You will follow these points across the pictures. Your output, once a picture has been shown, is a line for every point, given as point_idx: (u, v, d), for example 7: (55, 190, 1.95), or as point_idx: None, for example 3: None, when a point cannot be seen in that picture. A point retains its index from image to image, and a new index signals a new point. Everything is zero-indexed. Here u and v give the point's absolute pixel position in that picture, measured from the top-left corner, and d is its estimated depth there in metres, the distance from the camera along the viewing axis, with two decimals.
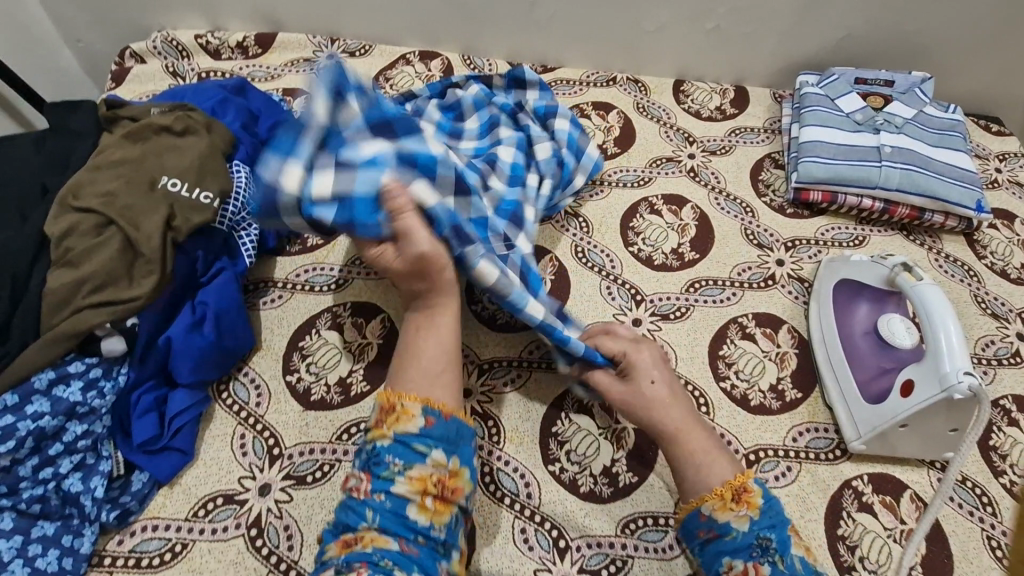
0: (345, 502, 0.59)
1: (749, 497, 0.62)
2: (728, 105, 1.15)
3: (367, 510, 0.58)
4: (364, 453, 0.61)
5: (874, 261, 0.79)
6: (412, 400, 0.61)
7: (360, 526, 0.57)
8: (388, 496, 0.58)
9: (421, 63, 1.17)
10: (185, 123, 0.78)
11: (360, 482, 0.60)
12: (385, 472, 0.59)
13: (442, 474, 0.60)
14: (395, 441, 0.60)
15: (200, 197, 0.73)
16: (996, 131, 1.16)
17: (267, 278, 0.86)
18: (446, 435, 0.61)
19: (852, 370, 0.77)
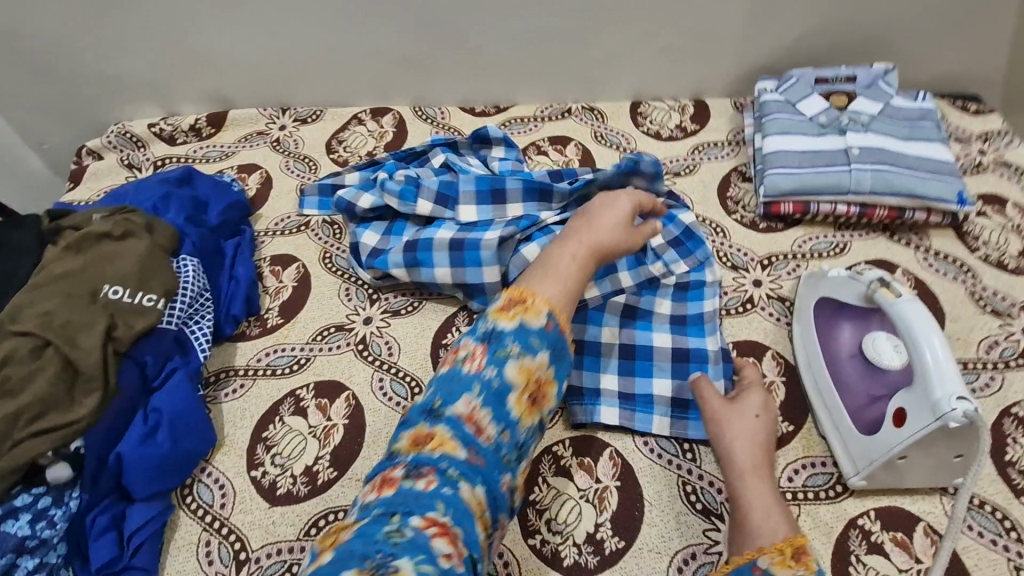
0: (450, 375, 0.62)
1: (810, 560, 0.56)
2: (688, 122, 1.12)
3: (473, 385, 0.60)
4: (480, 329, 0.64)
5: (851, 276, 0.74)
6: (542, 299, 0.65)
7: (462, 401, 0.60)
8: (498, 377, 0.61)
9: (373, 121, 1.15)
10: (124, 228, 0.78)
11: (475, 353, 0.62)
12: (501, 351, 0.61)
13: (543, 376, 0.63)
14: (520, 328, 0.62)
15: (143, 300, 0.73)
16: (975, 110, 1.11)
17: (228, 366, 0.84)
18: (557, 345, 0.64)
19: (841, 397, 0.72)
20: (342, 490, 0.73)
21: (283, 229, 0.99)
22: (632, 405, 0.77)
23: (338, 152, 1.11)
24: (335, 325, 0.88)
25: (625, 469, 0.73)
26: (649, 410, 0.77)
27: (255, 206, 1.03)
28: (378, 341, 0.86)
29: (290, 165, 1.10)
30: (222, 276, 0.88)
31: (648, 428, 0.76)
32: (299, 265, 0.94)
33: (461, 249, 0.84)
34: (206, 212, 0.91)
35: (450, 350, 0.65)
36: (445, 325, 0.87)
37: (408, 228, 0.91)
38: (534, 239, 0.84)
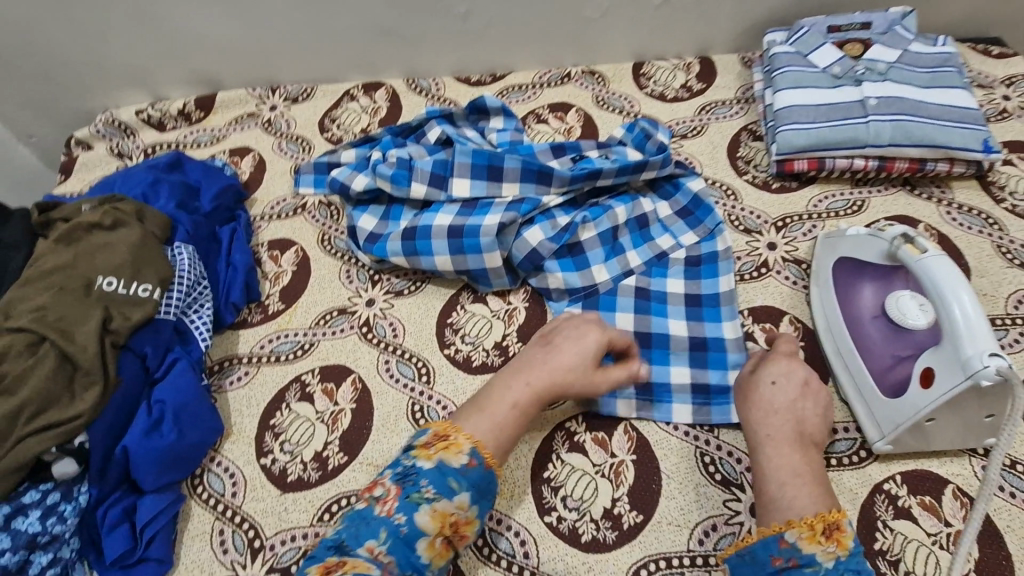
0: (359, 514, 0.56)
1: (843, 536, 0.55)
2: (694, 81, 1.07)
3: (380, 530, 0.55)
4: (400, 465, 0.59)
5: (873, 234, 0.71)
6: (464, 435, 0.61)
7: (365, 545, 0.54)
8: (408, 522, 0.55)
9: (366, 96, 1.12)
10: (115, 216, 0.75)
11: (389, 494, 0.57)
12: (414, 494, 0.56)
13: (461, 518, 0.57)
14: (437, 468, 0.58)
15: (138, 290, 0.71)
16: (997, 54, 1.05)
17: (231, 354, 0.82)
18: (480, 484, 0.59)
19: (862, 359, 0.70)
20: (353, 475, 0.72)
21: (280, 212, 0.96)
22: (651, 395, 0.74)
23: (331, 131, 1.08)
24: (338, 308, 0.86)
25: (641, 442, 0.72)
26: (669, 400, 0.74)
27: (249, 191, 1.00)
28: (382, 323, 0.84)
29: (282, 146, 1.07)
30: (220, 263, 0.86)
31: (669, 418, 0.73)
32: (297, 249, 0.92)
33: (459, 235, 0.81)
34: (198, 198, 0.89)
35: (367, 484, 0.60)
36: (449, 304, 0.84)
37: (406, 212, 0.87)
38: (536, 223, 0.82)
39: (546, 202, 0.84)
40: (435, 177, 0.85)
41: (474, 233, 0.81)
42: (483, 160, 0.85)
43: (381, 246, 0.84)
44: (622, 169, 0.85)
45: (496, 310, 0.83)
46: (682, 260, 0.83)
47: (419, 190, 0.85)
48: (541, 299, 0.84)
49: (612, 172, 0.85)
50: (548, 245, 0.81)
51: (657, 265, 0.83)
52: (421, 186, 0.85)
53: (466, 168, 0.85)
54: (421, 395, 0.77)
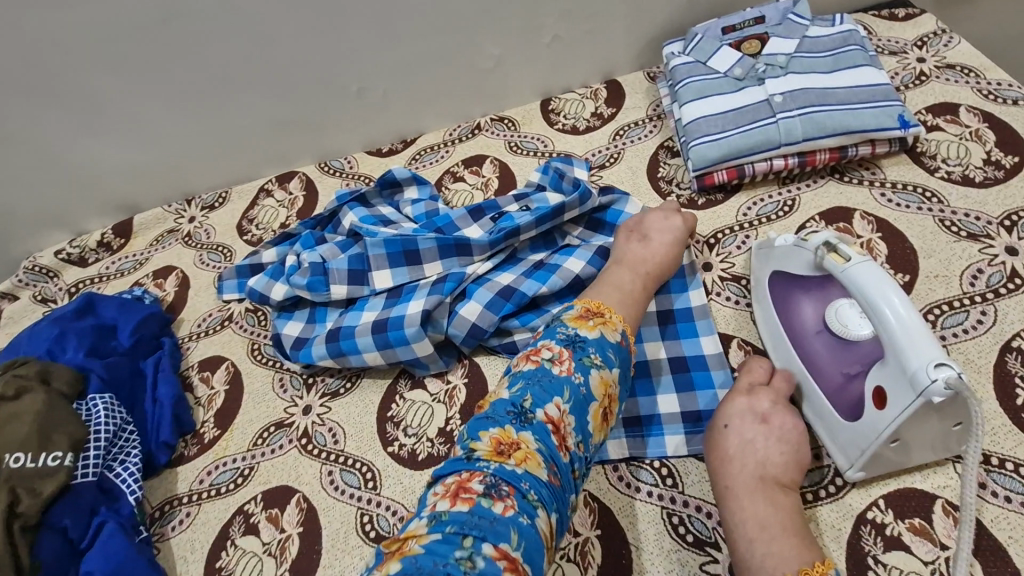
0: (537, 372, 0.57)
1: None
2: (603, 107, 1.06)
3: (564, 389, 0.55)
4: (561, 333, 0.60)
5: (797, 245, 0.67)
6: (617, 316, 0.64)
7: (552, 404, 0.55)
8: (585, 384, 0.56)
9: (281, 189, 1.10)
10: (17, 384, 0.72)
11: (561, 357, 0.58)
12: (586, 357, 0.58)
13: (615, 394, 0.59)
14: (601, 338, 0.60)
15: (48, 460, 0.67)
16: (903, 17, 1.02)
17: (171, 496, 0.78)
18: (626, 363, 0.62)
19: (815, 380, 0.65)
20: None
21: (207, 329, 0.94)
22: (642, 431, 0.71)
23: (251, 232, 1.05)
24: (275, 422, 0.82)
25: (604, 512, 0.66)
26: (661, 431, 0.70)
27: (175, 312, 0.98)
28: (321, 431, 0.80)
29: (205, 258, 1.04)
30: (145, 401, 0.82)
31: (664, 453, 0.69)
32: (229, 364, 0.89)
33: (384, 329, 0.75)
34: (116, 336, 0.85)
35: (528, 351, 0.60)
36: (387, 396, 0.80)
37: (331, 312, 0.82)
38: (469, 295, 0.78)
39: (473, 272, 0.80)
40: (353, 272, 0.81)
41: (401, 324, 0.75)
42: (398, 248, 0.80)
43: (307, 353, 0.79)
44: (539, 220, 0.82)
45: (436, 393, 0.79)
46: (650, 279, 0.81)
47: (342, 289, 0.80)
48: (480, 369, 0.80)
49: (535, 226, 0.82)
50: (488, 315, 0.77)
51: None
52: (343, 284, 0.80)
53: (384, 257, 0.80)
54: (370, 503, 0.73)
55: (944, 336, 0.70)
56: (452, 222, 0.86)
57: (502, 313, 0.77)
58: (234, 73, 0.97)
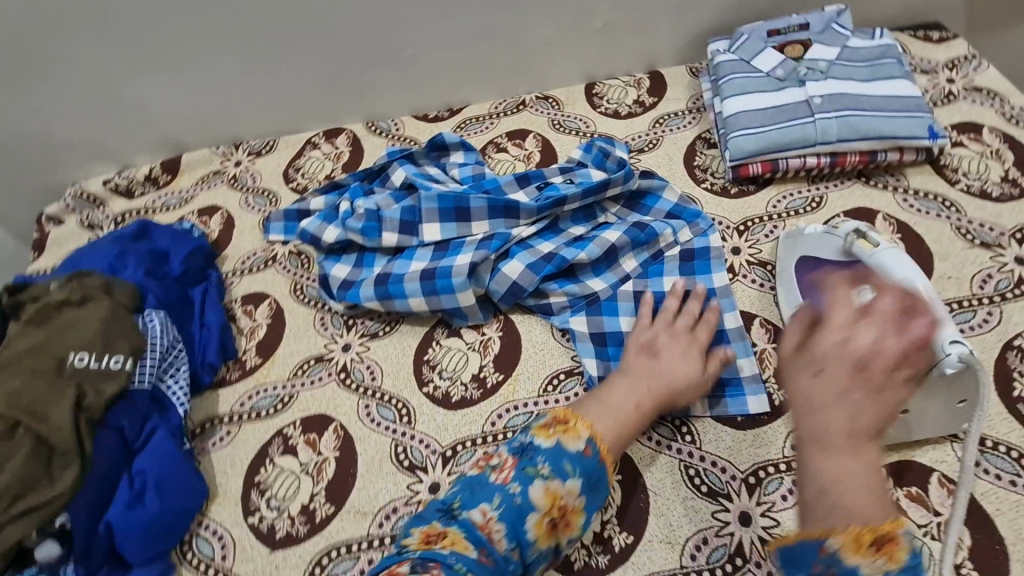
0: (477, 479, 0.65)
1: (896, 549, 0.47)
2: (645, 96, 1.11)
3: (496, 496, 0.63)
4: (516, 441, 0.67)
5: (827, 232, 0.72)
6: (584, 423, 0.67)
7: (480, 508, 0.63)
8: (523, 493, 0.62)
9: (328, 144, 1.14)
10: (82, 291, 0.76)
11: (505, 464, 0.65)
12: (530, 468, 0.64)
13: (570, 503, 0.63)
14: (556, 448, 0.65)
15: (110, 363, 0.71)
16: (937, 39, 1.08)
17: (212, 415, 0.82)
18: (591, 473, 0.65)
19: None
20: (341, 525, 0.71)
21: (250, 266, 0.97)
22: None
23: (296, 180, 1.09)
24: (315, 357, 0.86)
25: (626, 460, 0.72)
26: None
27: (219, 248, 1.01)
28: (359, 368, 0.84)
29: (249, 201, 1.08)
30: (194, 325, 0.86)
31: (686, 413, 0.74)
32: (271, 301, 0.93)
33: (433, 277, 0.80)
34: (167, 263, 0.89)
35: (484, 455, 0.69)
36: (424, 341, 0.85)
37: (379, 259, 0.86)
38: (513, 255, 0.82)
39: (518, 235, 0.84)
40: (405, 224, 0.84)
41: (451, 275, 0.79)
42: (450, 204, 0.84)
43: (355, 293, 0.83)
44: (586, 192, 0.86)
45: (471, 342, 0.84)
46: (677, 257, 0.86)
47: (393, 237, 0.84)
48: (515, 326, 0.84)
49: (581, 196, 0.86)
50: (529, 275, 0.81)
51: (653, 264, 0.86)
52: (394, 232, 0.84)
53: (436, 212, 0.84)
54: (404, 436, 0.77)
55: None
56: (500, 186, 0.90)
57: (542, 275, 0.81)
58: (298, 26, 1.01)
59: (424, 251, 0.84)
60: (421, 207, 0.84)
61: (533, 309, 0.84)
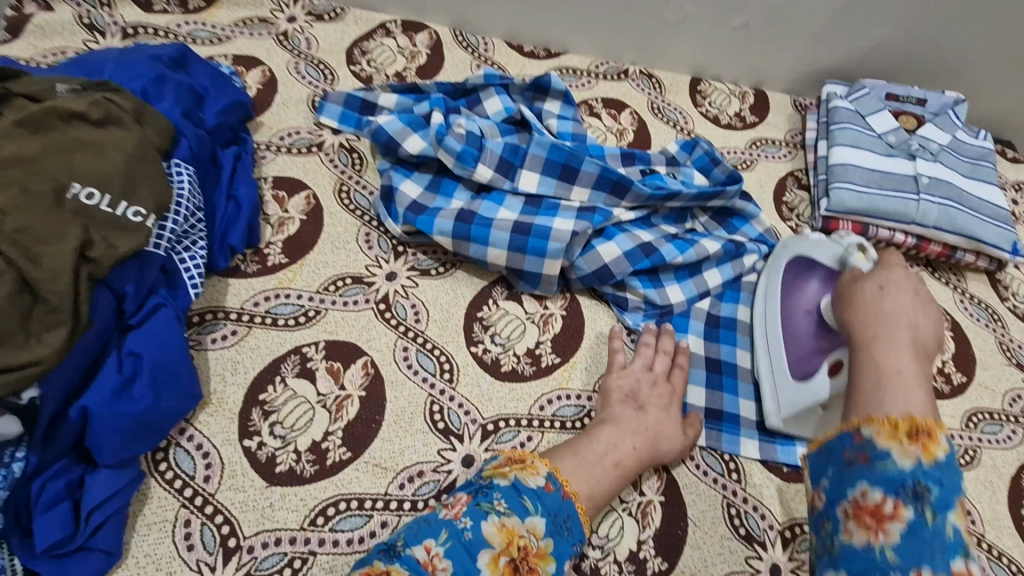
0: (421, 517, 0.53)
1: (933, 444, 0.46)
2: (747, 112, 1.06)
3: (441, 531, 0.51)
4: (471, 482, 0.56)
5: (830, 239, 0.73)
6: (542, 459, 0.58)
7: (424, 543, 0.50)
8: (474, 528, 0.51)
9: (403, 36, 0.99)
10: (105, 110, 0.59)
11: (456, 500, 0.54)
12: (486, 503, 0.53)
13: (533, 546, 0.52)
14: (513, 483, 0.55)
15: (128, 214, 0.56)
16: (1011, 158, 1.10)
17: (216, 307, 0.69)
18: (556, 512, 0.55)
19: (785, 344, 0.71)
20: (355, 475, 0.62)
21: (291, 145, 0.82)
22: (719, 425, 0.72)
23: (361, 65, 0.94)
24: (352, 275, 0.74)
25: (671, 483, 0.68)
26: (736, 432, 0.72)
27: (256, 112, 0.85)
28: (403, 303, 0.73)
29: (300, 68, 0.91)
30: (218, 194, 0.71)
31: (736, 451, 0.71)
32: (309, 194, 0.79)
33: (526, 232, 0.71)
34: (201, 109, 0.74)
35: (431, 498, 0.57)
36: (480, 296, 0.75)
37: (459, 191, 0.76)
38: (610, 237, 0.76)
39: (618, 216, 0.76)
40: (504, 167, 0.76)
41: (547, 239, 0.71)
42: (559, 158, 0.76)
43: (427, 220, 0.73)
44: (697, 195, 0.79)
45: (531, 313, 0.75)
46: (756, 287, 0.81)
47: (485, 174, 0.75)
48: (580, 311, 0.77)
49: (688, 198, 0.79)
50: (623, 263, 0.74)
51: (730, 288, 0.80)
52: (491, 172, 0.75)
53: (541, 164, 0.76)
54: (442, 394, 0.68)
55: (981, 439, 0.78)
56: (603, 156, 0.83)
57: (636, 267, 0.75)
58: None
59: (516, 201, 0.75)
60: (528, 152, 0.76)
61: (608, 300, 0.78)
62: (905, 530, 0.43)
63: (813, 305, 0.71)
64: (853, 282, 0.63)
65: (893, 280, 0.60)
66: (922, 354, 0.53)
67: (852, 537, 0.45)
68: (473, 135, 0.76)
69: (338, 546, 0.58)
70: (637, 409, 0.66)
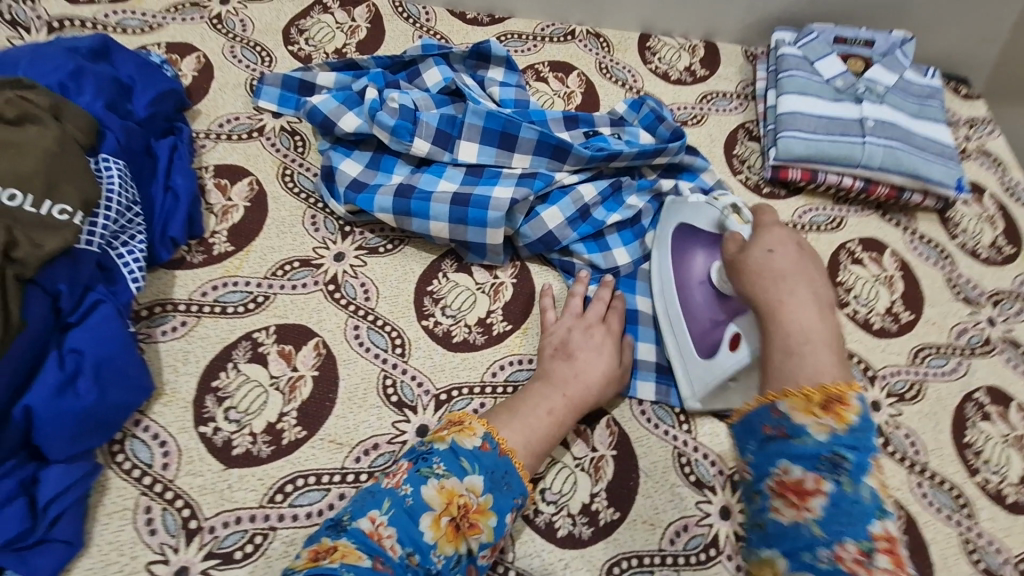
0: (367, 489, 0.55)
1: (844, 410, 0.49)
2: (697, 66, 1.04)
3: (384, 500, 0.53)
4: (415, 450, 0.58)
5: (706, 202, 0.73)
6: (478, 420, 0.60)
7: (368, 515, 0.52)
8: (414, 494, 0.53)
9: (341, 11, 0.97)
10: (20, 108, 0.59)
11: (399, 469, 0.56)
12: (424, 469, 0.55)
13: (472, 503, 0.54)
14: (451, 447, 0.56)
15: (53, 212, 0.56)
16: (964, 94, 1.09)
17: (164, 299, 0.69)
18: (494, 469, 0.57)
19: (686, 322, 0.71)
20: (312, 452, 0.63)
21: (231, 132, 0.81)
22: (669, 380, 0.73)
23: (299, 44, 0.92)
24: (300, 259, 0.74)
25: (622, 437, 0.70)
26: None
27: (192, 100, 0.84)
28: (351, 283, 0.74)
29: (236, 51, 0.89)
30: (156, 186, 0.71)
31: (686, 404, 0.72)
32: (252, 180, 0.78)
33: (465, 203, 0.72)
34: (130, 101, 0.73)
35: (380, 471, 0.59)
36: (430, 270, 0.76)
37: (400, 167, 0.77)
38: (552, 201, 0.76)
39: (560, 180, 0.77)
40: (440, 140, 0.76)
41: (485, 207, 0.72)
42: (496, 127, 0.76)
43: (367, 199, 0.73)
44: (640, 154, 0.79)
45: (481, 283, 0.76)
46: None
47: (425, 148, 0.75)
48: (530, 277, 0.78)
49: (630, 157, 0.79)
50: (566, 228, 0.76)
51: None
52: (429, 145, 0.75)
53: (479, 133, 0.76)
54: (394, 368, 0.70)
55: (927, 373, 0.81)
56: (545, 121, 0.83)
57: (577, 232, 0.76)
58: None
59: (456, 173, 0.76)
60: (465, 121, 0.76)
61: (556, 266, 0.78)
62: (826, 503, 0.47)
63: (705, 275, 0.70)
64: (740, 254, 0.63)
65: (778, 240, 0.61)
66: (824, 310, 0.57)
67: (780, 515, 0.49)
68: (409, 109, 0.76)
69: (298, 520, 0.60)
70: (575, 364, 0.67)
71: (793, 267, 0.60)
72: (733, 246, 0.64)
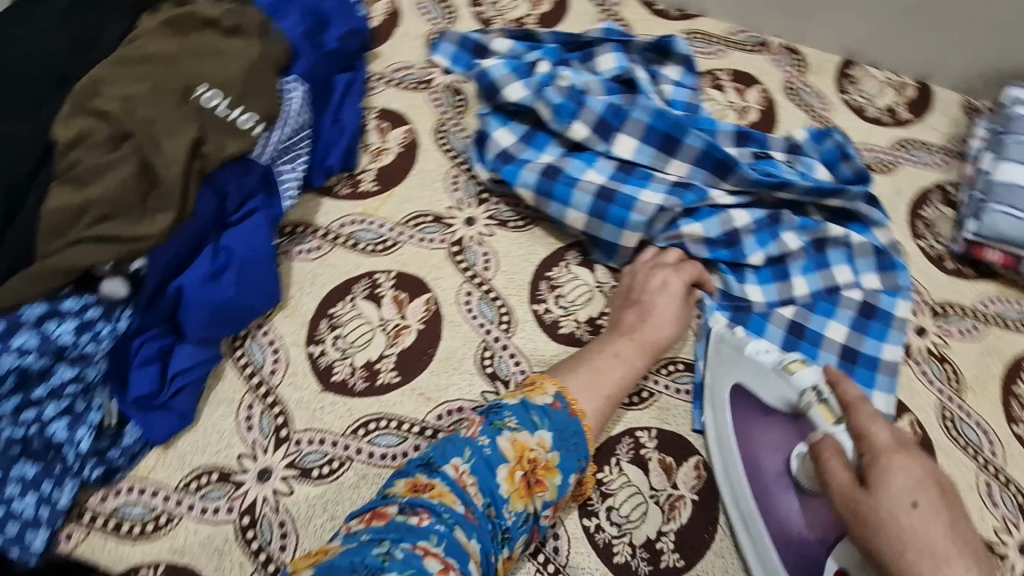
0: (444, 434, 0.55)
1: None
2: (902, 107, 0.91)
3: (465, 448, 0.52)
4: (487, 403, 0.57)
5: (778, 371, 0.61)
6: (549, 379, 0.58)
7: (452, 461, 0.51)
8: (491, 445, 0.52)
9: None
10: (235, 20, 0.66)
11: (472, 420, 0.55)
12: (498, 422, 0.53)
13: (542, 459, 0.53)
14: (523, 403, 0.55)
15: (239, 118, 0.62)
16: None
17: (308, 221, 0.74)
18: (564, 428, 0.55)
19: (765, 526, 0.58)
20: (400, 400, 0.65)
21: (401, 79, 0.84)
22: None
23: (483, 7, 0.93)
24: (433, 214, 0.76)
25: (709, 484, 0.64)
26: None
27: (375, 42, 0.88)
28: (475, 249, 0.74)
29: (424, 4, 0.92)
30: (327, 115, 0.75)
31: None
32: (409, 128, 0.81)
33: (609, 200, 0.70)
34: (323, 32, 0.78)
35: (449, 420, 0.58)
36: (553, 256, 0.74)
37: (551, 147, 0.75)
38: (699, 218, 0.71)
39: (714, 198, 0.71)
40: (599, 129, 0.73)
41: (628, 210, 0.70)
42: (662, 127, 0.72)
43: (513, 171, 0.73)
44: (812, 190, 0.71)
45: (602, 281, 0.73)
46: (857, 303, 0.71)
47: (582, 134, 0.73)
48: None
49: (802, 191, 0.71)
50: (701, 247, 0.72)
51: (825, 299, 0.71)
52: (587, 132, 0.73)
53: (642, 129, 0.72)
54: (495, 342, 0.69)
55: None
56: (713, 132, 0.77)
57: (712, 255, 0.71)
58: None
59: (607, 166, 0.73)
60: (630, 114, 0.72)
61: None
62: None
63: (782, 467, 0.59)
64: (866, 501, 0.47)
65: (916, 479, 0.46)
66: None
67: None
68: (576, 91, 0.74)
69: (373, 459, 0.62)
70: None
71: (945, 531, 0.44)
72: (846, 481, 0.50)
